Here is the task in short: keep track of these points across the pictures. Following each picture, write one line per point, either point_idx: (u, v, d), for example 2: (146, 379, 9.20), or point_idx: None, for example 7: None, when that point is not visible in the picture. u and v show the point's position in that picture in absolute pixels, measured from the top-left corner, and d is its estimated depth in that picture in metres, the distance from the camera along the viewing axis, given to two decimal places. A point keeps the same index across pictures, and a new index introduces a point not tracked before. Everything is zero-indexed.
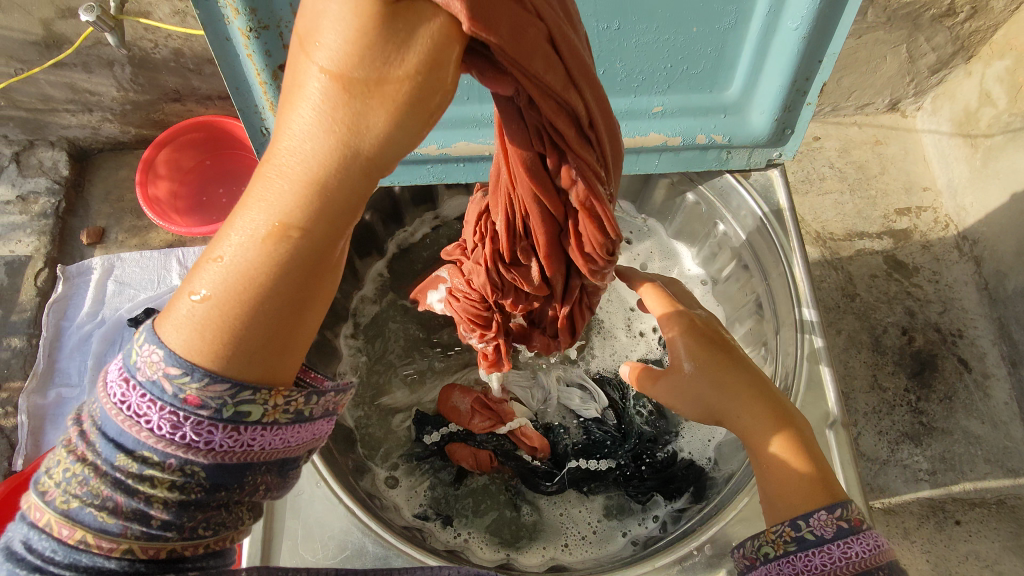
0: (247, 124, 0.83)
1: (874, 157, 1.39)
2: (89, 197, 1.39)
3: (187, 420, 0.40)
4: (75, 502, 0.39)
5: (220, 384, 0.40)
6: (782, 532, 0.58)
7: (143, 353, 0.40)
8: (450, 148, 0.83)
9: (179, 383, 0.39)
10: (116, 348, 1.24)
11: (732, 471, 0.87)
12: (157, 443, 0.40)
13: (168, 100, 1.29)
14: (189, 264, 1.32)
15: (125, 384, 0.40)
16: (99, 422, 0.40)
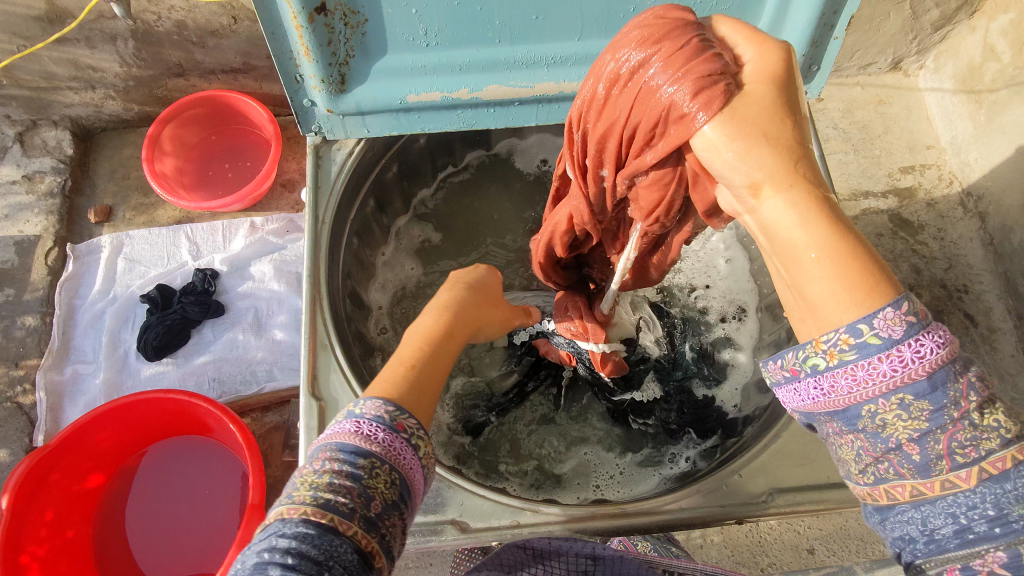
0: (281, 73, 0.74)
1: (877, 117, 1.40)
2: (95, 175, 1.39)
3: (397, 439, 0.51)
4: (322, 493, 0.46)
5: (411, 417, 0.54)
6: (837, 340, 0.44)
7: (368, 405, 0.53)
8: (481, 93, 0.77)
9: (391, 412, 0.52)
10: (130, 325, 1.25)
11: (763, 404, 0.88)
12: (377, 450, 0.50)
13: (172, 75, 1.28)
14: (198, 240, 1.32)
15: (348, 422, 0.51)
16: (338, 444, 0.50)
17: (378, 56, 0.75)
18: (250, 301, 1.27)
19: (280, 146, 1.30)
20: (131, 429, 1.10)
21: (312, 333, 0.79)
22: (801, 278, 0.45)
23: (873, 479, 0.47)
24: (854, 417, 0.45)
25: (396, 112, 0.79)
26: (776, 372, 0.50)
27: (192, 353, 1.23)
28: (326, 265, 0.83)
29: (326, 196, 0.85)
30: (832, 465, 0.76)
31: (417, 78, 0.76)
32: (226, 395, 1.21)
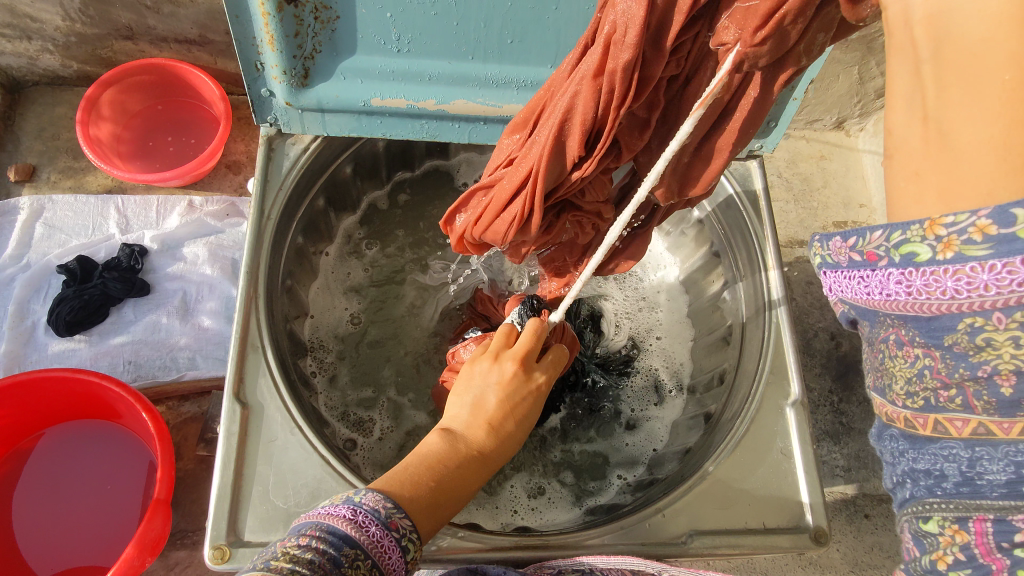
0: (241, 59, 0.71)
1: (818, 171, 1.47)
2: (20, 132, 1.29)
3: (386, 537, 0.51)
4: (297, 566, 0.46)
5: (405, 516, 0.54)
6: (969, 227, 0.35)
7: (368, 496, 0.54)
8: (449, 105, 0.77)
9: (388, 507, 0.53)
10: (42, 295, 1.17)
11: (691, 443, 0.89)
12: (367, 545, 0.50)
13: (119, 37, 1.22)
14: (128, 213, 1.25)
15: (345, 508, 0.52)
16: (326, 527, 0.50)
17: (346, 55, 0.73)
18: (179, 284, 1.21)
19: (229, 127, 1.25)
20: (31, 408, 1.02)
21: (243, 335, 0.75)
22: (952, 108, 0.35)
23: (921, 404, 0.43)
24: (939, 331, 0.40)
25: (357, 113, 0.78)
26: (840, 253, 0.44)
27: (108, 333, 1.16)
28: (266, 264, 0.80)
29: (274, 191, 0.83)
30: (748, 508, 0.78)
31: (383, 82, 0.75)
32: (141, 380, 1.14)
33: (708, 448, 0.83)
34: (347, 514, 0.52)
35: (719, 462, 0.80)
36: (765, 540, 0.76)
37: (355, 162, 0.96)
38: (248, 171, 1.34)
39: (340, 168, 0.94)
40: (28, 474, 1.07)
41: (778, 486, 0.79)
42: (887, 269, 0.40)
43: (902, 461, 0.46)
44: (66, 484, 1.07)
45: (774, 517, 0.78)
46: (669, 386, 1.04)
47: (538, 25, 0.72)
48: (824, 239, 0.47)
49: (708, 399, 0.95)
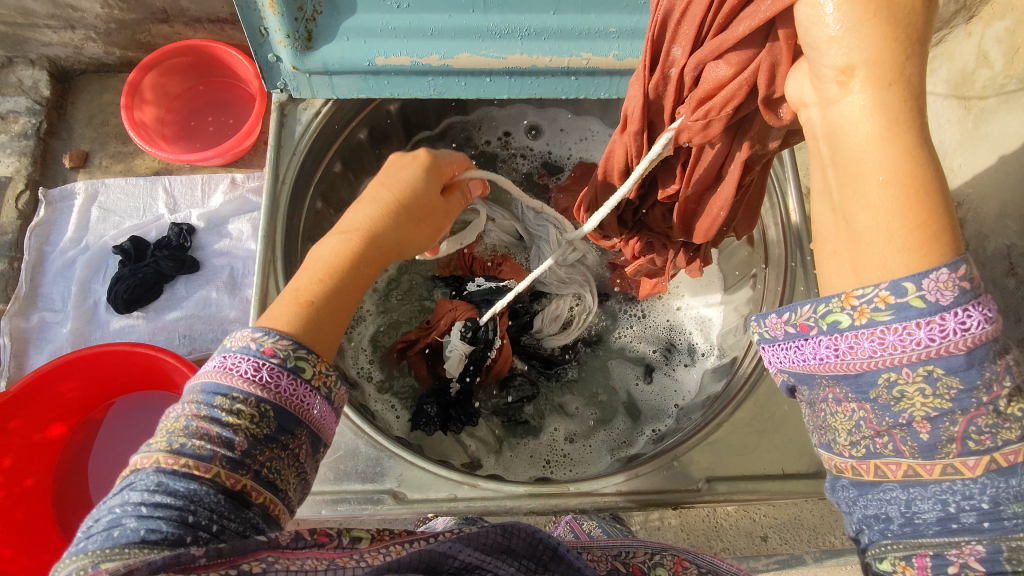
0: (245, 24, 0.72)
1: None
2: (71, 120, 1.35)
3: (262, 366, 0.52)
4: (179, 439, 0.48)
5: (281, 338, 0.53)
6: (874, 298, 0.41)
7: (236, 338, 0.54)
8: (452, 60, 0.76)
9: (257, 339, 0.53)
10: (101, 275, 1.24)
11: (716, 391, 0.88)
12: (244, 384, 0.51)
13: (156, 21, 1.25)
14: (176, 193, 1.30)
15: (224, 360, 0.53)
16: (201, 388, 0.51)
17: (347, 13, 0.73)
18: (226, 259, 1.26)
19: (265, 104, 1.27)
20: (97, 380, 1.09)
21: (261, 298, 0.78)
22: (850, 203, 0.42)
23: (863, 452, 0.45)
24: (866, 385, 0.44)
25: (363, 73, 0.78)
26: (775, 327, 0.49)
27: (164, 309, 1.22)
28: (282, 229, 0.81)
29: (287, 156, 0.84)
30: (768, 455, 0.78)
31: (386, 40, 0.74)
32: (196, 352, 1.20)
33: (720, 400, 0.83)
34: (217, 363, 0.53)
35: (736, 410, 0.79)
36: (783, 486, 0.76)
37: (369, 128, 0.97)
38: None
39: (354, 135, 0.95)
40: (99, 443, 1.15)
41: (799, 432, 0.79)
42: (818, 337, 0.45)
43: (855, 509, 0.46)
44: (132, 451, 1.15)
45: (793, 463, 0.78)
46: (703, 350, 1.02)
47: None
48: (761, 317, 0.50)
49: (735, 347, 0.93)
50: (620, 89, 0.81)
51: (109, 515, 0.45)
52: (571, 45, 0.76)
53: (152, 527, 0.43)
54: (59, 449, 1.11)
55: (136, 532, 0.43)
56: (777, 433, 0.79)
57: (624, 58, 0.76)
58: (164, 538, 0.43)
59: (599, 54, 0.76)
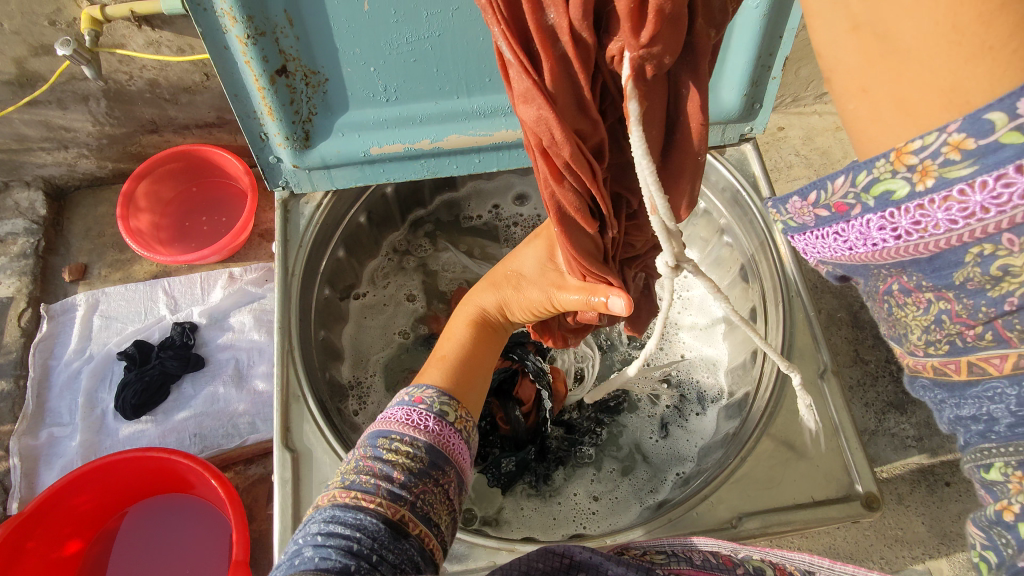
0: (245, 132, 0.76)
1: (836, 143, 1.48)
2: (69, 235, 1.39)
3: (414, 413, 0.61)
4: (361, 475, 0.54)
5: (429, 390, 0.64)
6: (943, 148, 0.33)
7: (404, 395, 0.64)
8: (443, 142, 0.80)
9: (410, 393, 0.64)
10: (107, 383, 1.24)
11: (733, 428, 0.88)
12: (400, 426, 0.59)
13: (145, 132, 1.30)
14: (176, 293, 1.32)
15: (386, 411, 0.62)
16: (374, 433, 0.59)
17: (340, 112, 0.77)
18: (230, 353, 1.27)
19: (256, 198, 1.31)
20: (110, 490, 1.07)
21: (284, 389, 0.78)
22: (887, 10, 0.34)
23: (947, 349, 0.41)
24: (946, 270, 0.38)
25: (360, 163, 0.81)
26: (802, 213, 0.44)
27: (172, 410, 1.22)
28: (297, 318, 0.83)
29: (295, 249, 0.86)
30: (795, 485, 0.77)
31: (378, 132, 0.78)
32: (208, 450, 1.19)
33: (742, 436, 0.82)
34: (380, 417, 0.62)
35: (758, 443, 0.80)
36: (816, 514, 0.76)
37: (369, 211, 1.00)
38: None
39: (355, 219, 0.98)
40: (114, 556, 1.11)
41: (823, 457, 0.79)
42: (864, 216, 0.39)
43: (946, 409, 0.44)
44: (149, 560, 1.11)
45: (822, 490, 0.77)
46: (713, 396, 1.02)
47: None
48: (779, 204, 0.46)
49: (745, 381, 0.93)
50: None
51: (304, 543, 0.49)
52: None
53: (333, 542, 0.48)
54: (75, 564, 1.09)
55: (313, 554, 0.47)
56: (800, 461, 0.79)
57: None
58: (354, 551, 0.47)
59: None
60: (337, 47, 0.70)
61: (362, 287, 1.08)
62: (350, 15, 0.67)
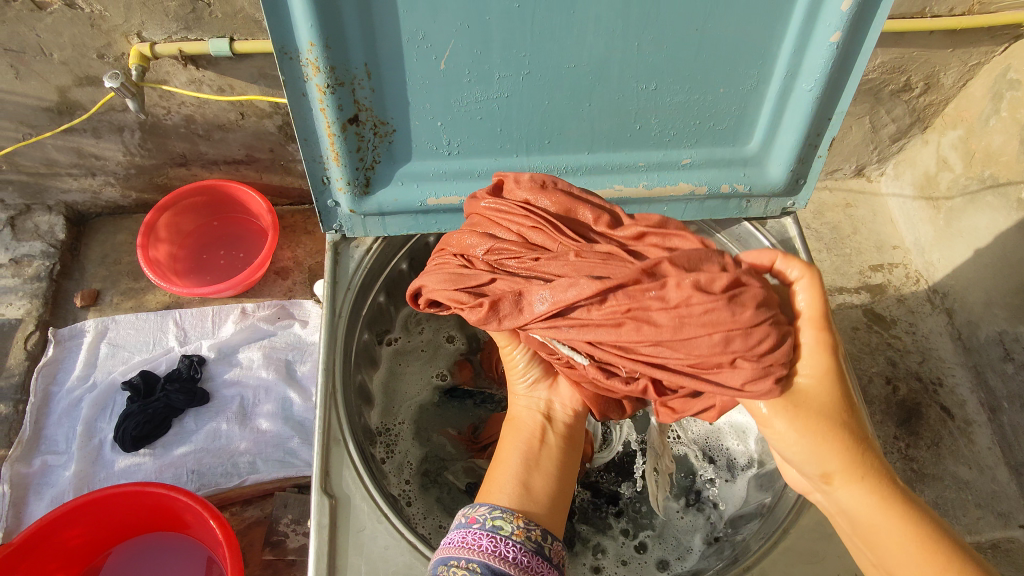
0: (308, 175, 0.77)
1: (846, 219, 1.52)
2: (84, 261, 1.39)
3: (472, 534, 0.64)
4: None
5: (483, 508, 0.68)
6: None
7: (468, 515, 0.68)
8: None
9: (467, 514, 0.68)
10: (108, 414, 1.22)
11: (769, 501, 0.87)
12: (462, 552, 0.62)
13: (174, 165, 1.32)
14: (186, 325, 1.32)
15: (451, 535, 0.66)
16: (439, 560, 0.64)
17: (402, 161, 0.80)
18: (236, 389, 1.25)
19: (276, 236, 1.32)
20: (102, 526, 1.04)
21: (325, 430, 0.77)
22: (886, 558, 0.61)
23: None
24: None
25: (415, 212, 0.83)
26: None
27: (172, 444, 1.20)
28: (341, 360, 0.83)
29: (342, 291, 0.87)
30: (840, 561, 0.76)
31: (438, 182, 0.81)
32: (205, 488, 1.17)
33: (776, 517, 0.82)
34: (443, 544, 0.66)
35: (800, 515, 0.79)
36: None
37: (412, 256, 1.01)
38: (296, 275, 1.41)
39: (397, 266, 0.97)
40: None
41: None
42: None
43: None
44: None
45: None
46: (742, 463, 1.00)
47: (573, 119, 0.78)
48: None
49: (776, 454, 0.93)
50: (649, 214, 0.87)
51: None
52: (605, 178, 0.83)
53: None
54: None
55: None
56: (840, 538, 0.78)
57: (653, 187, 0.83)
58: None
59: (630, 185, 0.83)
60: (408, 101, 0.73)
61: (394, 330, 1.07)
62: (425, 72, 0.71)
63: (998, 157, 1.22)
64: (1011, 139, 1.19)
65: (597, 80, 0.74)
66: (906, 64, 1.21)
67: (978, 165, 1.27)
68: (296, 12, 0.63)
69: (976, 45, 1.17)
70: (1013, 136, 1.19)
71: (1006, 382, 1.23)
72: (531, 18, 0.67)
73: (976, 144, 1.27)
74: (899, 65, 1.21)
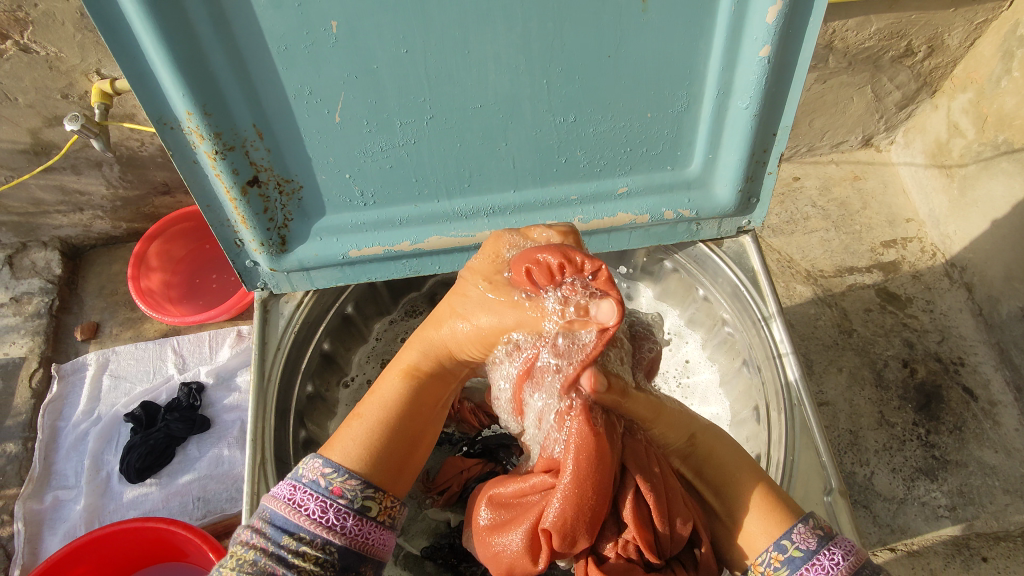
0: (219, 239, 0.75)
1: (854, 194, 1.45)
2: (83, 293, 1.40)
3: (330, 506, 0.56)
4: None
5: (350, 478, 0.58)
6: None
7: (314, 466, 0.59)
8: (423, 244, 0.79)
9: (327, 477, 0.58)
10: (113, 446, 1.24)
11: None
12: (309, 523, 0.55)
13: (158, 194, 1.32)
14: (184, 352, 1.33)
15: (295, 489, 0.58)
16: (270, 516, 0.57)
17: (316, 217, 0.77)
18: (237, 413, 1.26)
19: None
20: (109, 560, 1.06)
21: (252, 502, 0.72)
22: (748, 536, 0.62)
23: None
24: None
25: (340, 264, 0.81)
26: None
27: (177, 472, 1.21)
28: (273, 414, 0.79)
29: (272, 354, 0.83)
30: None
31: (358, 235, 0.78)
32: (209, 515, 1.18)
33: None
34: (284, 493, 0.58)
35: None
36: None
37: (354, 301, 0.99)
38: None
39: (342, 309, 0.97)
40: None
41: None
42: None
43: None
44: None
45: None
46: None
47: (491, 160, 0.74)
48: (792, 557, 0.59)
49: None
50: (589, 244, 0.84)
51: None
52: (537, 215, 0.80)
53: None
54: None
55: None
56: None
57: (588, 220, 0.80)
58: None
59: (563, 219, 0.80)
60: (310, 157, 0.71)
61: (351, 372, 1.02)
62: (320, 127, 0.68)
63: (1011, 120, 1.14)
64: None
65: (509, 118, 0.70)
66: (905, 28, 1.13)
67: (991, 129, 1.19)
68: (166, 83, 0.61)
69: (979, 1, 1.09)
70: None
71: None
72: (422, 62, 0.64)
73: (988, 107, 1.19)
74: (898, 30, 1.13)
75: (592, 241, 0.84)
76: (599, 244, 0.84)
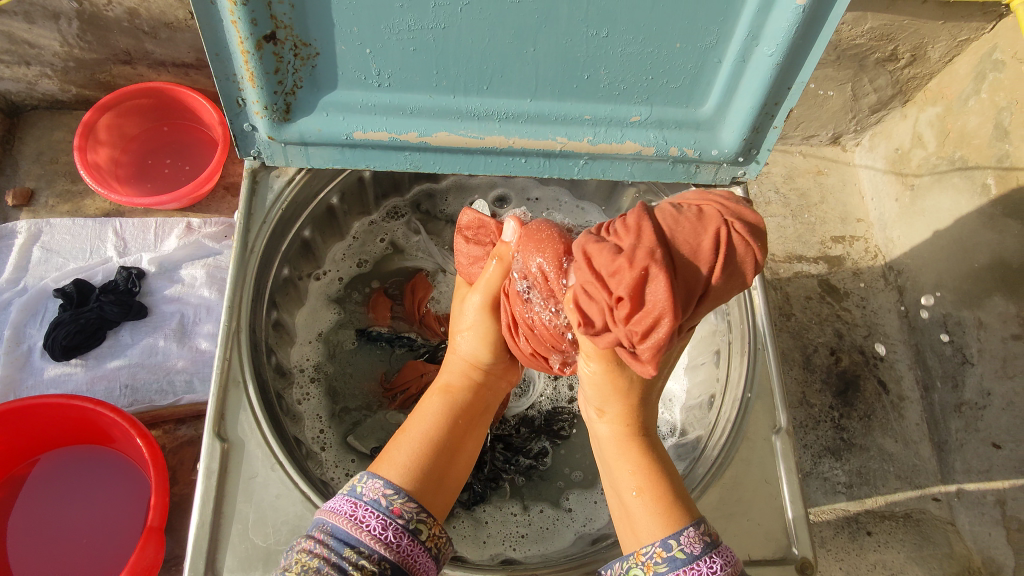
0: (222, 94, 0.73)
1: (815, 187, 1.51)
2: (18, 156, 1.31)
3: (379, 513, 0.66)
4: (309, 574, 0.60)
5: (409, 501, 0.68)
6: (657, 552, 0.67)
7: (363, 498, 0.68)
8: (430, 138, 0.78)
9: (388, 497, 0.67)
10: (38, 320, 1.17)
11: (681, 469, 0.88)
12: (366, 533, 0.64)
13: (117, 62, 1.23)
14: (126, 235, 1.26)
15: (350, 507, 0.66)
16: (329, 527, 0.64)
17: (326, 89, 0.74)
18: (176, 306, 1.21)
19: (227, 149, 1.25)
20: (26, 434, 1.02)
21: (224, 369, 0.77)
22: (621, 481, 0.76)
23: None
24: None
25: (340, 145, 0.79)
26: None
27: (105, 356, 1.16)
28: (248, 296, 0.82)
29: (258, 224, 0.85)
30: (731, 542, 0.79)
31: (366, 117, 0.76)
32: (137, 404, 1.15)
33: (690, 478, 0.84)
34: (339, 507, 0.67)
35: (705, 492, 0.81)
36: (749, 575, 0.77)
37: (341, 193, 0.97)
38: None
39: (327, 200, 0.96)
40: (17, 504, 1.05)
41: (763, 516, 0.80)
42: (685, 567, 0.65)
43: None
44: (52, 512, 1.05)
45: (760, 549, 0.79)
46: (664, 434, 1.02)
47: (514, 63, 0.73)
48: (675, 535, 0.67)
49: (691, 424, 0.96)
50: (591, 169, 0.85)
51: None
52: (546, 129, 0.79)
53: None
54: None
55: None
56: (744, 516, 0.80)
57: (597, 143, 0.80)
58: None
59: (574, 138, 0.80)
60: (333, 22, 0.68)
61: (325, 266, 1.06)
62: None
63: (971, 139, 1.21)
64: (987, 122, 1.17)
65: (543, 21, 0.69)
66: (894, 32, 1.17)
67: (950, 145, 1.25)
68: None
69: (967, 19, 1.14)
70: (989, 120, 1.17)
71: (942, 363, 1.26)
72: None
73: (952, 123, 1.25)
74: (888, 32, 1.17)
75: (595, 166, 0.84)
76: (600, 169, 0.85)
